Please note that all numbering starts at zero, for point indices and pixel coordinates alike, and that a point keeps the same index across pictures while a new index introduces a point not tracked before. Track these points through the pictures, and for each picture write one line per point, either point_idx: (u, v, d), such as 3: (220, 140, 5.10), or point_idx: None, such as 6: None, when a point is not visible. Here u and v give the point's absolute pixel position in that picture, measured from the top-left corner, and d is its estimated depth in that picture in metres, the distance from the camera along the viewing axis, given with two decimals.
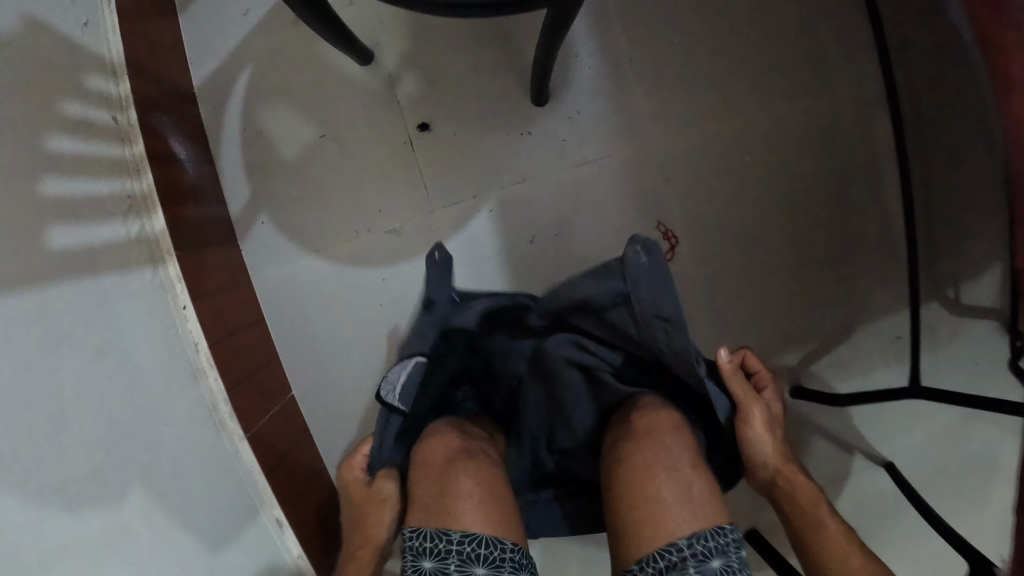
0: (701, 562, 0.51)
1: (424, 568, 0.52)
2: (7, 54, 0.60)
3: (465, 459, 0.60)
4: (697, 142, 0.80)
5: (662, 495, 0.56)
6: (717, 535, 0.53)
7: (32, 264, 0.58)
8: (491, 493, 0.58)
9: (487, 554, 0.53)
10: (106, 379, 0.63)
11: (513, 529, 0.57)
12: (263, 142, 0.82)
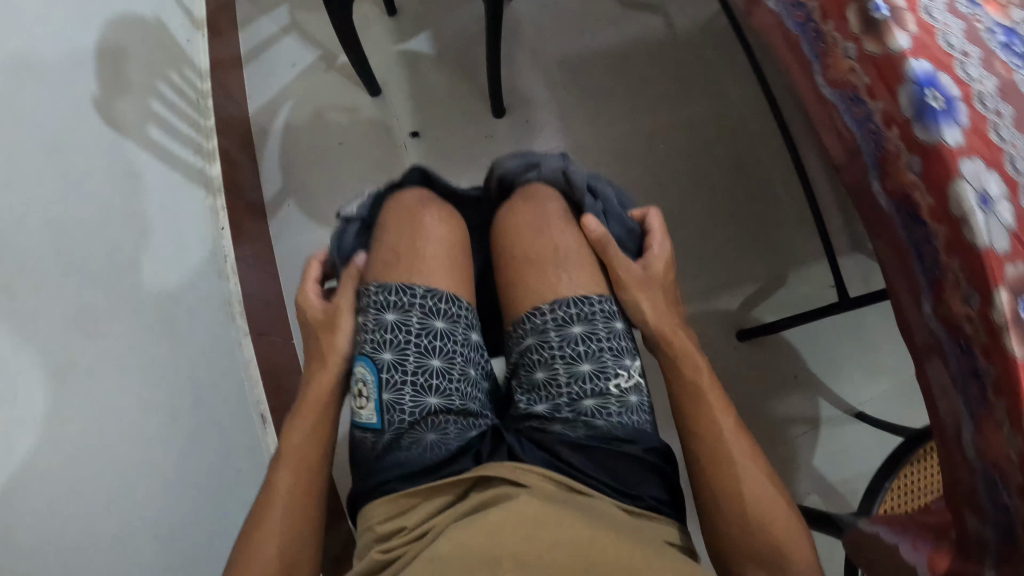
0: (561, 325, 0.62)
1: (387, 320, 0.62)
2: (139, 24, 0.92)
3: (437, 213, 0.69)
4: (612, 146, 1.10)
5: (554, 249, 0.66)
6: (584, 303, 0.63)
7: (134, 132, 0.85)
8: (453, 243, 0.68)
9: (443, 310, 0.63)
10: (166, 226, 0.86)
11: (464, 283, 0.68)
12: (297, 148, 1.11)
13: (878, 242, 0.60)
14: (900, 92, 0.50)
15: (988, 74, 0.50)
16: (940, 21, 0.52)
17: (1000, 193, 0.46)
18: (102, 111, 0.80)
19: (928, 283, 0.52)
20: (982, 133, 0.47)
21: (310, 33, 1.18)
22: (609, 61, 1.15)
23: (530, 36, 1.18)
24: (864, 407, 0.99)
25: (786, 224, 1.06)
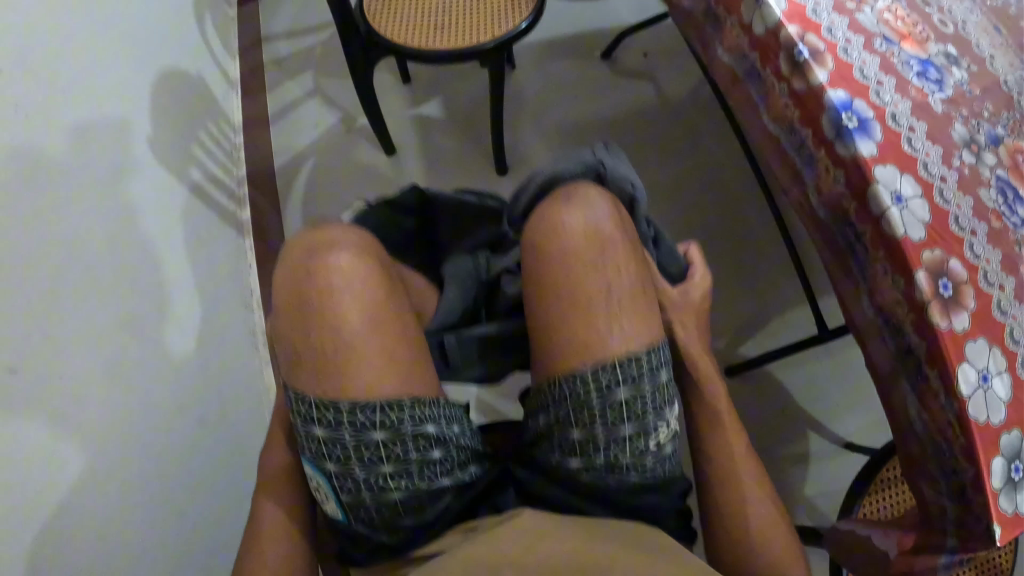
0: (605, 392, 0.57)
1: (317, 434, 0.56)
2: (183, 80, 1.05)
3: (373, 282, 0.62)
4: None
5: (603, 299, 0.61)
6: (628, 364, 0.58)
7: (179, 173, 0.96)
8: (377, 317, 0.60)
9: (379, 419, 0.56)
10: (201, 258, 0.95)
11: (393, 353, 0.59)
12: (317, 201, 1.22)
13: (824, 252, 0.69)
14: (824, 117, 0.60)
15: (899, 96, 0.61)
16: (856, 58, 0.62)
17: (912, 193, 0.57)
18: (157, 155, 0.91)
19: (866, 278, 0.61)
20: (893, 144, 0.58)
21: (332, 99, 1.31)
22: (604, 126, 1.28)
23: (531, 103, 1.30)
24: (849, 438, 1.08)
25: (767, 270, 1.18)
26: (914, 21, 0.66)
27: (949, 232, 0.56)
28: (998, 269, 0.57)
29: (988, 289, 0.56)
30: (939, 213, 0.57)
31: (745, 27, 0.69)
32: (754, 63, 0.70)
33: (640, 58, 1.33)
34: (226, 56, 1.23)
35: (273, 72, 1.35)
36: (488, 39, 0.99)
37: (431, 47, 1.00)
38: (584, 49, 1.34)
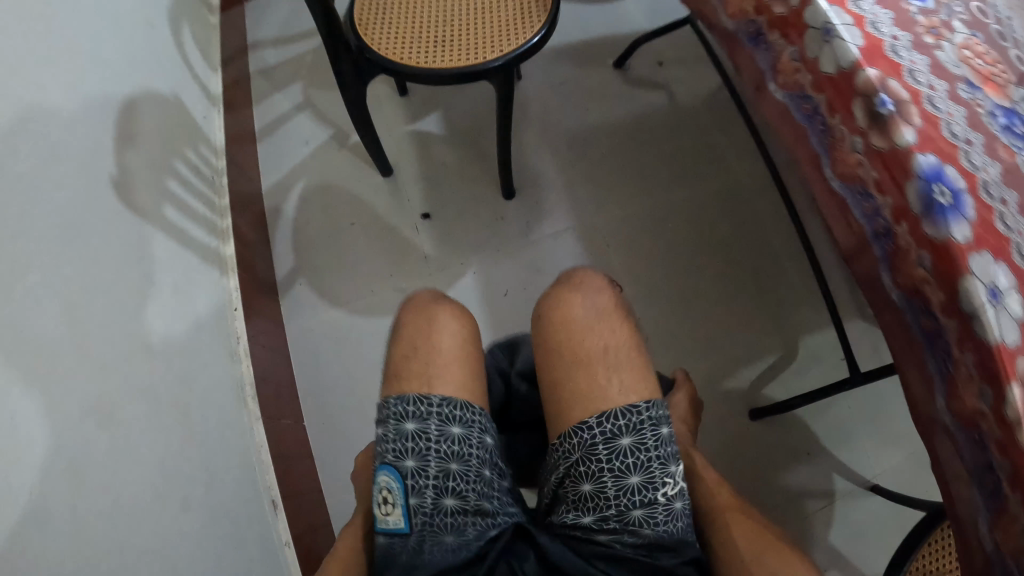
0: (610, 439, 0.61)
1: (408, 429, 0.63)
2: (156, 100, 0.95)
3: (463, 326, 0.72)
4: (616, 225, 1.12)
5: (601, 355, 0.67)
6: (631, 413, 0.62)
7: (151, 212, 0.86)
8: (460, 357, 0.69)
9: (458, 416, 0.64)
10: (179, 309, 0.86)
11: (477, 388, 0.68)
12: (308, 227, 1.13)
13: (888, 328, 0.62)
14: (909, 186, 0.52)
15: (993, 162, 0.52)
16: (943, 109, 0.53)
17: (1010, 283, 0.48)
18: (124, 197, 0.81)
19: (941, 373, 0.55)
20: (989, 223, 0.50)
21: (323, 112, 1.21)
22: (616, 139, 1.18)
23: (537, 115, 1.21)
24: (877, 479, 0.99)
25: (791, 301, 1.07)
26: (997, 59, 0.57)
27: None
28: None
29: None
30: None
31: (814, 65, 0.60)
32: (820, 108, 0.61)
33: (653, 67, 1.24)
34: (206, 69, 1.12)
35: (260, 82, 1.25)
36: (494, 56, 0.90)
37: (430, 64, 0.91)
38: (595, 57, 1.25)
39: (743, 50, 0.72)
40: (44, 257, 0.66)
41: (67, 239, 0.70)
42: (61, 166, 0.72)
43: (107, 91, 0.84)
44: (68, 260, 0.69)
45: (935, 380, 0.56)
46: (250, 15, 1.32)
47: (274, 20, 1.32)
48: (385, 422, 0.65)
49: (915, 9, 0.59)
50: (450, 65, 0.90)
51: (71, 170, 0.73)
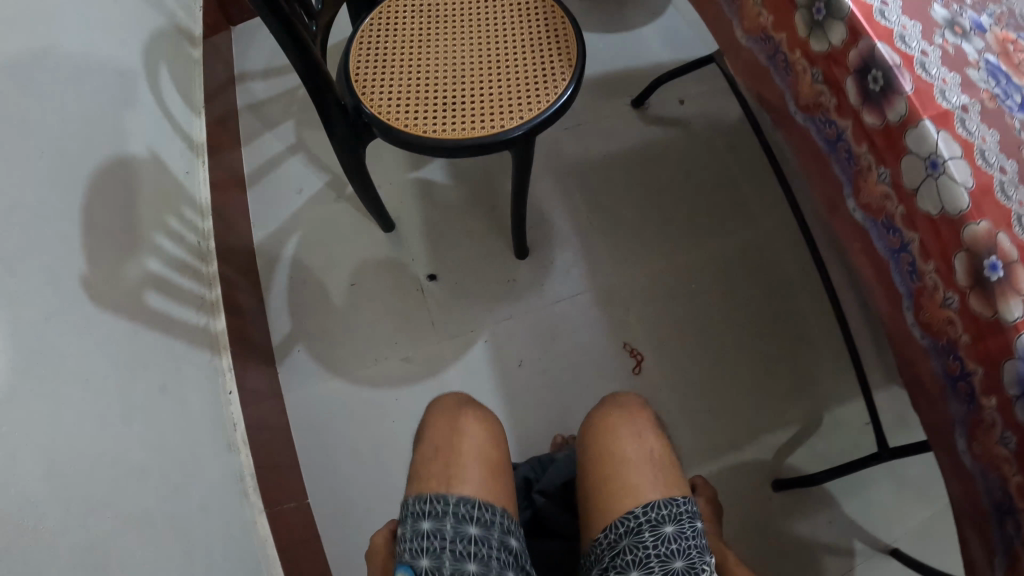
0: (653, 527, 0.57)
1: (423, 529, 0.56)
2: (135, 167, 0.85)
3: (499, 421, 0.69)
4: (634, 280, 1.05)
5: (640, 451, 0.64)
6: (671, 504, 0.58)
7: (128, 306, 0.77)
8: (490, 438, 0.65)
9: (478, 513, 0.57)
10: (166, 410, 0.78)
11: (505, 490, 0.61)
12: (303, 289, 1.05)
13: (952, 484, 0.56)
14: (1006, 367, 0.44)
15: None
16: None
17: None
18: (98, 297, 0.72)
19: (1007, 562, 0.48)
20: None
21: (318, 156, 1.12)
22: (631, 185, 1.12)
23: (547, 159, 1.14)
24: (897, 544, 0.92)
25: (821, 360, 1.01)
26: None
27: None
28: None
29: None
30: None
31: (906, 193, 0.51)
32: (908, 241, 0.53)
33: (676, 104, 1.17)
34: (187, 114, 1.00)
35: (248, 117, 1.16)
36: (512, 123, 0.82)
37: (442, 133, 0.82)
38: (611, 93, 1.18)
39: (815, 143, 0.64)
40: (18, 397, 0.58)
41: (42, 364, 0.62)
42: (32, 280, 0.63)
43: (79, 172, 0.74)
44: (45, 390, 0.61)
45: (1002, 569, 0.49)
46: (238, 41, 1.22)
47: (264, 48, 1.22)
48: (403, 522, 0.59)
49: (1022, 128, 0.50)
50: (464, 134, 0.82)
51: (44, 281, 0.65)
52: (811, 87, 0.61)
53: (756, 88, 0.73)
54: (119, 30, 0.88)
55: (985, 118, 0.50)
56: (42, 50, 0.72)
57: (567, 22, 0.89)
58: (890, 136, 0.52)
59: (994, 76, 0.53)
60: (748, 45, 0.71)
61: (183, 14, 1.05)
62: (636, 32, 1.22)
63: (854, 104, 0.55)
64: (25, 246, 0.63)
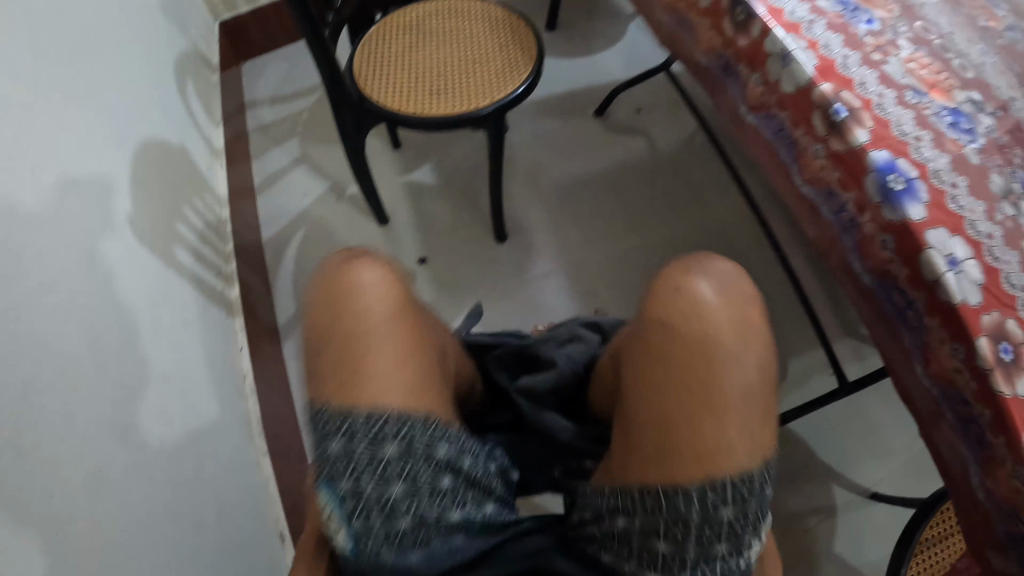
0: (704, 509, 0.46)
1: (332, 451, 0.48)
2: (168, 150, 0.99)
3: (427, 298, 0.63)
4: (602, 260, 1.19)
5: (736, 353, 0.48)
6: (744, 485, 0.46)
7: (162, 253, 0.89)
8: (388, 309, 0.52)
9: (395, 428, 0.48)
10: (188, 344, 0.88)
11: (426, 382, 0.51)
12: (308, 274, 1.17)
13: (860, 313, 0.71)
14: (868, 181, 0.61)
15: (941, 156, 0.62)
16: (892, 114, 0.64)
17: (963, 251, 0.57)
18: (140, 238, 0.85)
19: (912, 341, 0.62)
20: (943, 202, 0.59)
21: (321, 166, 1.28)
22: (602, 186, 1.27)
23: (524, 164, 1.30)
24: (877, 486, 1.03)
25: (773, 317, 1.14)
26: (940, 69, 0.68)
27: (1005, 293, 0.55)
28: None
29: None
30: (994, 276, 0.56)
31: (775, 86, 0.71)
32: (784, 124, 0.72)
33: (632, 112, 1.37)
34: (208, 123, 1.16)
35: (258, 138, 1.32)
36: (482, 106, 0.99)
37: (425, 114, 0.99)
38: (576, 110, 1.36)
39: (718, 82, 0.84)
40: (78, 287, 0.70)
41: (97, 272, 0.74)
42: (92, 208, 0.76)
43: (128, 139, 0.88)
44: (98, 291, 0.73)
45: (904, 352, 0.64)
46: (246, 74, 1.42)
47: (272, 83, 1.40)
48: (315, 431, 0.50)
49: (865, 33, 0.70)
50: (444, 115, 0.99)
51: (99, 212, 0.77)
52: (707, 40, 0.83)
53: (678, 57, 0.94)
54: (158, 46, 1.05)
55: (830, 29, 0.70)
56: (100, 39, 0.87)
57: (529, 30, 1.08)
58: (760, 48, 0.72)
59: (844, 5, 0.73)
60: (665, 20, 0.94)
61: (203, 45, 1.25)
62: (597, 56, 1.44)
63: (733, 39, 0.77)
64: (86, 180, 0.76)
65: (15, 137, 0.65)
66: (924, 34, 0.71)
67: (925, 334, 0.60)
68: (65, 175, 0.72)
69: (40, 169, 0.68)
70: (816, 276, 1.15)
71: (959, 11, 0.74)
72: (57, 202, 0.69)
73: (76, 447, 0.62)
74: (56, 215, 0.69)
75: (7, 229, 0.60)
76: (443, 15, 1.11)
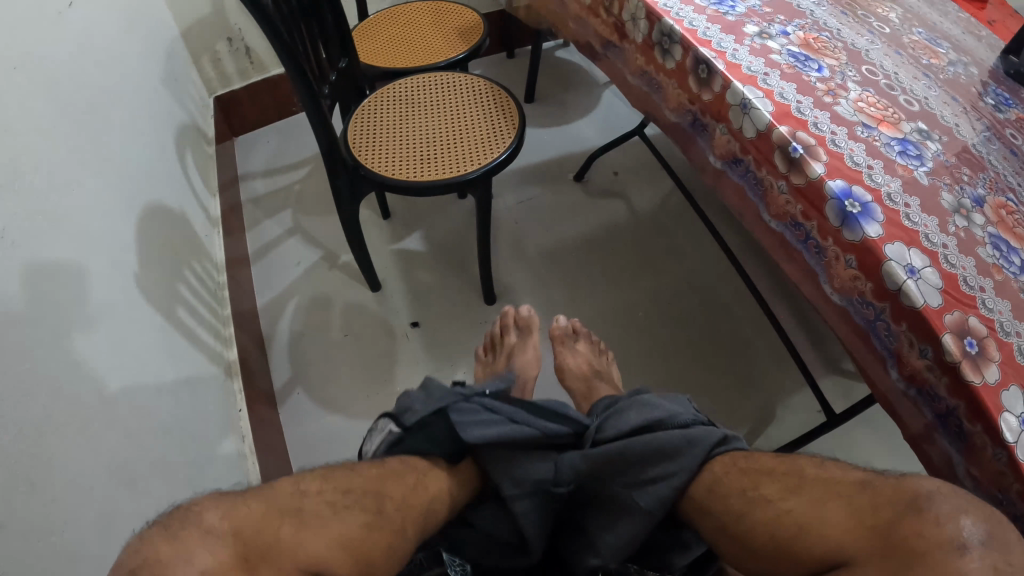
0: None
1: None
2: (171, 216, 1.03)
3: (292, 532, 0.52)
4: (590, 314, 1.23)
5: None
6: None
7: (166, 310, 0.92)
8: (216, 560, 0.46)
9: None
10: (191, 398, 0.89)
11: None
12: (303, 339, 1.19)
13: (839, 334, 0.74)
14: (827, 209, 0.66)
15: (893, 180, 0.66)
16: (844, 148, 0.69)
17: (922, 263, 0.60)
18: (145, 294, 0.87)
19: (888, 352, 0.65)
20: (898, 220, 0.63)
21: (313, 238, 1.33)
22: (586, 246, 1.33)
23: (509, 229, 1.36)
24: None
25: (759, 362, 1.17)
26: (886, 106, 0.74)
27: (963, 294, 0.59)
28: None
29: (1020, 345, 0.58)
30: (954, 280, 0.60)
31: (737, 133, 0.77)
32: (748, 166, 0.78)
33: (611, 176, 1.46)
34: (206, 194, 1.21)
35: (251, 209, 1.38)
36: (467, 170, 1.05)
37: (412, 178, 1.04)
38: (555, 178, 1.45)
39: (687, 135, 0.90)
40: (92, 332, 0.72)
41: (109, 319, 0.77)
42: (105, 262, 0.80)
43: (134, 202, 0.92)
44: (110, 337, 0.76)
45: (883, 364, 0.67)
46: (239, 149, 1.51)
47: (263, 158, 1.49)
48: None
49: (815, 78, 0.76)
50: (429, 179, 1.04)
51: (111, 265, 0.81)
52: (674, 97, 0.90)
53: (649, 116, 1.00)
54: (160, 121, 1.11)
55: (783, 76, 0.76)
56: (111, 111, 0.93)
57: (510, 100, 1.17)
58: (722, 100, 0.78)
59: (793, 56, 0.79)
60: (633, 82, 1.01)
61: (200, 125, 1.32)
62: (571, 125, 1.55)
63: (698, 93, 0.83)
64: (99, 234, 0.80)
65: (43, 190, 0.70)
66: (868, 77, 0.78)
67: (898, 344, 0.63)
68: (82, 229, 0.77)
69: (58, 222, 0.71)
70: (795, 323, 1.20)
71: (903, 54, 0.83)
72: (75, 252, 0.74)
73: (87, 474, 0.63)
74: (76, 264, 0.73)
75: (36, 269, 0.65)
76: (427, 89, 1.19)
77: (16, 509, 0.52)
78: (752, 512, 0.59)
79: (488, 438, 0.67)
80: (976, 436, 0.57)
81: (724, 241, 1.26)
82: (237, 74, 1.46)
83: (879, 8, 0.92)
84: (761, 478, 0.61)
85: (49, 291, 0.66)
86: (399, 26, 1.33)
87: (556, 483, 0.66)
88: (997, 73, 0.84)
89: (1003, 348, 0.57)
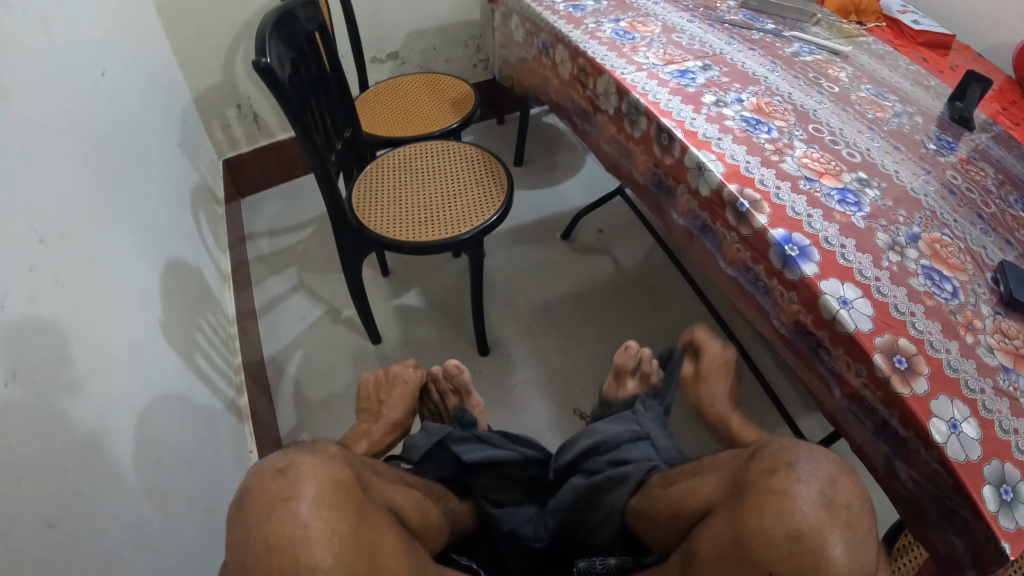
0: None
1: None
2: (189, 270, 1.12)
3: (378, 486, 0.58)
4: (579, 361, 1.31)
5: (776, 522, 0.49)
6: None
7: (185, 355, 0.99)
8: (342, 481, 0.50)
9: None
10: (208, 436, 0.96)
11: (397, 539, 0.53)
12: (307, 386, 1.26)
13: (795, 368, 0.82)
14: (771, 254, 0.75)
15: (831, 225, 0.76)
16: (787, 200, 0.78)
17: (854, 295, 0.69)
18: (168, 338, 0.95)
19: (833, 378, 0.73)
20: (833, 259, 0.72)
21: (317, 293, 1.42)
22: (574, 299, 1.42)
23: (501, 284, 1.45)
24: None
25: (738, 403, 1.25)
26: (828, 160, 0.84)
27: (892, 320, 0.67)
28: (958, 325, 0.67)
29: (953, 358, 0.64)
30: (885, 308, 0.68)
31: (695, 191, 0.87)
32: (706, 222, 0.88)
33: (596, 234, 1.56)
34: (218, 252, 1.30)
35: (258, 267, 1.47)
36: (458, 230, 1.14)
37: (408, 236, 1.14)
38: (544, 236, 1.55)
39: (655, 196, 1.01)
40: (126, 369, 0.80)
41: (139, 358, 0.84)
42: (135, 307, 0.88)
43: (158, 256, 1.01)
44: (140, 374, 0.83)
45: (830, 390, 0.75)
46: (245, 209, 1.61)
47: (269, 219, 1.59)
48: None
49: (764, 140, 0.87)
50: (423, 239, 1.13)
51: (140, 311, 0.89)
52: (641, 161, 1.00)
53: (622, 179, 1.11)
54: (179, 186, 1.21)
55: (734, 140, 0.87)
56: (138, 175, 1.02)
57: (498, 166, 1.27)
58: (681, 163, 0.88)
59: (746, 120, 0.90)
60: (607, 147, 1.12)
61: (213, 190, 1.42)
62: (559, 186, 1.66)
63: (661, 157, 0.93)
64: (129, 283, 0.88)
65: (85, 241, 0.79)
66: (815, 136, 0.88)
67: (840, 370, 0.71)
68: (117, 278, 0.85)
69: (96, 269, 0.79)
70: (772, 366, 1.28)
71: (849, 112, 0.94)
72: (112, 299, 0.82)
73: (122, 486, 0.70)
74: (112, 308, 0.81)
75: (81, 308, 0.73)
76: (422, 157, 1.29)
77: (64, 508, 0.59)
78: (660, 496, 0.65)
79: (487, 458, 0.79)
80: (913, 444, 0.63)
81: (703, 291, 1.35)
82: (244, 139, 1.57)
83: (831, 70, 1.03)
84: (678, 471, 0.67)
85: (88, 326, 0.73)
86: (398, 97, 1.45)
87: (538, 538, 0.78)
88: (943, 120, 0.94)
89: (933, 362, 0.64)
